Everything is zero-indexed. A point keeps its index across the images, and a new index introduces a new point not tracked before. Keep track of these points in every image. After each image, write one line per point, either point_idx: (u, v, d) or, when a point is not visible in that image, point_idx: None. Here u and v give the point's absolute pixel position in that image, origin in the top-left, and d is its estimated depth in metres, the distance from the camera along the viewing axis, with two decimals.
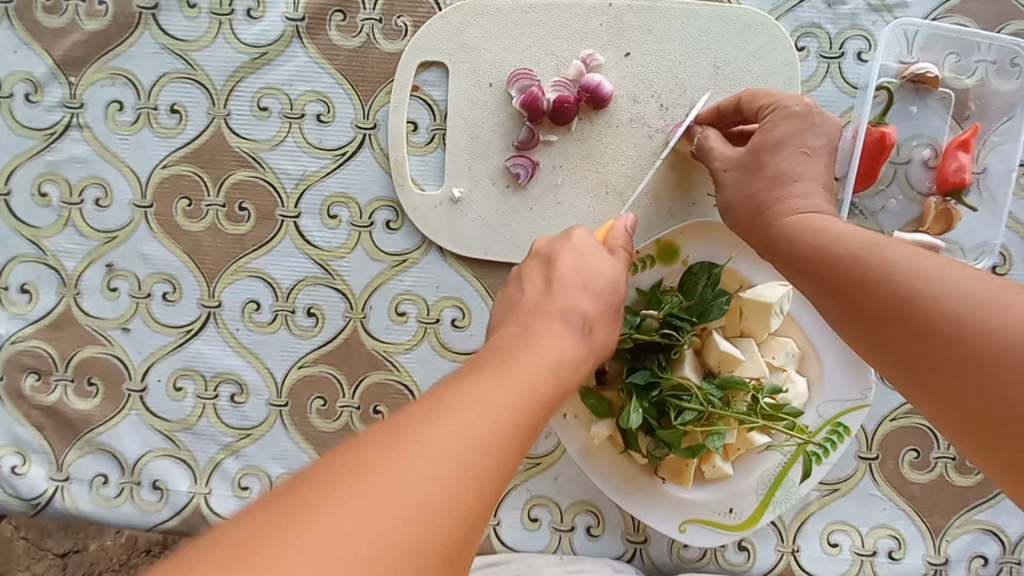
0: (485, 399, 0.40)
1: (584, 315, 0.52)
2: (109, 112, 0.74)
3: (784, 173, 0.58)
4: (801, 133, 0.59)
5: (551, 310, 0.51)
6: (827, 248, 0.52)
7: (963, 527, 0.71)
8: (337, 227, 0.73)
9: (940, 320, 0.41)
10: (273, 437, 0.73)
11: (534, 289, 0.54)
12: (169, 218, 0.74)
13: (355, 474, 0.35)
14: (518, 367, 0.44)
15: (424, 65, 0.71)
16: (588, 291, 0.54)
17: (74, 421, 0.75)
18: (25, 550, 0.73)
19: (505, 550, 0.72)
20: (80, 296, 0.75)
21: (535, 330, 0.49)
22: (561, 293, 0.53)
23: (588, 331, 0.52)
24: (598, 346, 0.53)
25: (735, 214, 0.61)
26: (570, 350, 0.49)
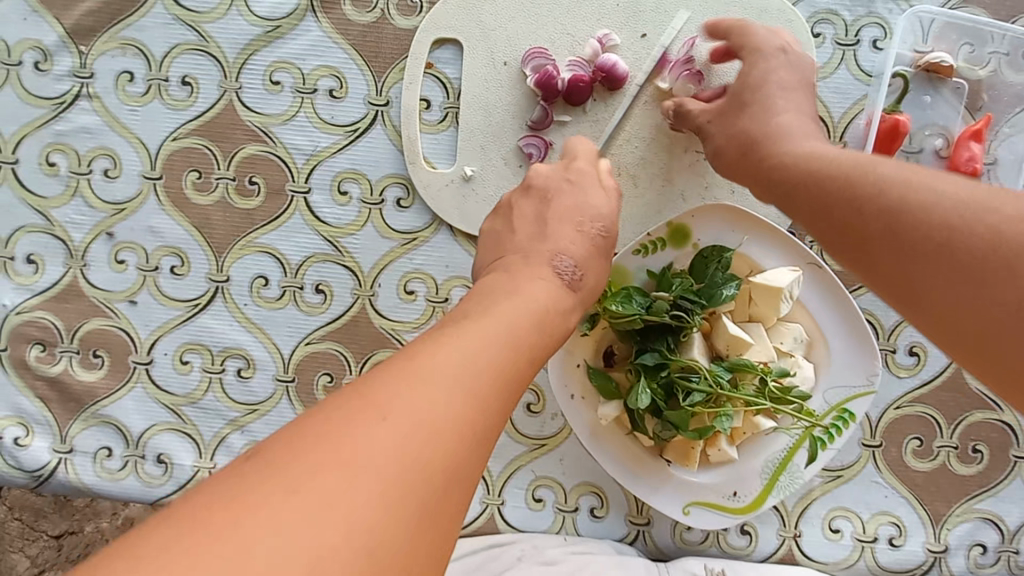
0: (447, 383, 0.38)
1: (576, 260, 0.55)
2: (119, 83, 0.73)
3: (767, 108, 0.59)
4: (773, 70, 0.61)
5: (542, 259, 0.54)
6: (819, 169, 0.51)
7: (963, 515, 0.71)
8: (348, 204, 0.72)
9: (932, 226, 0.41)
10: (279, 414, 0.73)
11: (526, 235, 0.58)
12: (178, 191, 0.73)
13: (363, 406, 0.36)
14: (508, 312, 0.46)
15: (438, 42, 0.71)
16: (583, 229, 0.58)
17: (79, 393, 0.74)
18: (19, 532, 0.75)
19: (509, 530, 0.72)
20: (87, 268, 0.74)
21: (523, 282, 0.51)
22: (554, 235, 0.57)
23: (577, 279, 0.54)
24: (589, 291, 0.55)
25: (724, 157, 0.61)
26: (547, 317, 0.48)
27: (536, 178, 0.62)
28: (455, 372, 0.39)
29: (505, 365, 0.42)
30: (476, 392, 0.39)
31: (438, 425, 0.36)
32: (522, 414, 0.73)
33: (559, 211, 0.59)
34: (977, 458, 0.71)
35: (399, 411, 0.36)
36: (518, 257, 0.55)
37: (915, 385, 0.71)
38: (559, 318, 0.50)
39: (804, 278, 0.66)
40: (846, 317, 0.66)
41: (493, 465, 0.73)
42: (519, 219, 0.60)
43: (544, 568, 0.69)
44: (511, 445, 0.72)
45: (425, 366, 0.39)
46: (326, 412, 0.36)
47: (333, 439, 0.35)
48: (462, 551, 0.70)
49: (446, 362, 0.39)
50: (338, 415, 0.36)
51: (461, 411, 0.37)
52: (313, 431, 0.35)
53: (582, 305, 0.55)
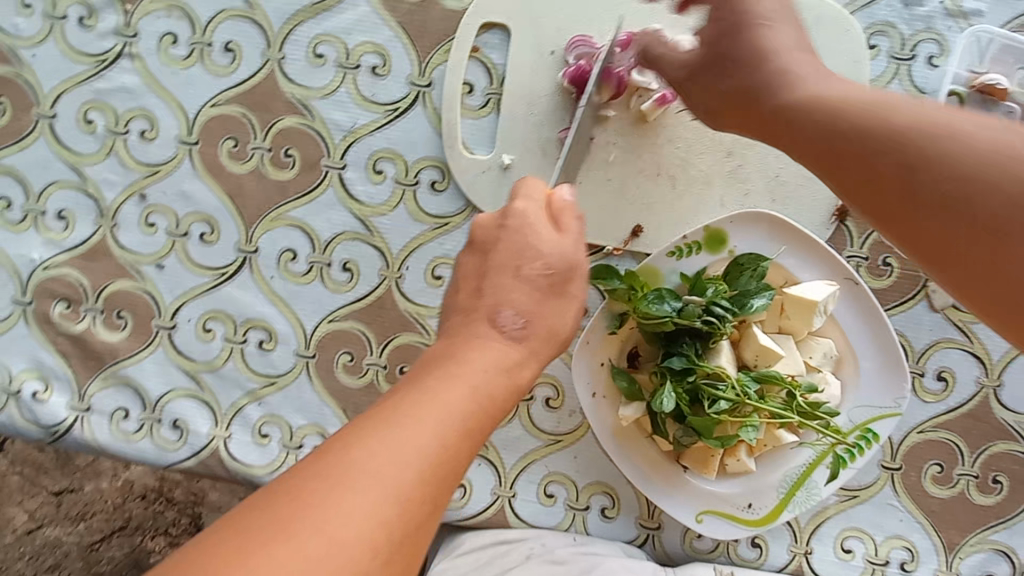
0: (366, 485, 0.35)
1: (519, 310, 0.45)
2: (162, 45, 0.73)
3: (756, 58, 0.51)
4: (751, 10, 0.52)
5: (479, 315, 0.46)
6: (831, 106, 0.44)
7: (977, 545, 0.70)
8: (381, 183, 0.72)
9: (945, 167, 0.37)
10: (297, 388, 0.73)
11: (465, 292, 0.48)
12: (213, 157, 0.73)
13: (268, 520, 0.34)
14: (454, 388, 0.40)
15: (486, 27, 0.70)
16: (520, 275, 0.47)
17: (101, 352, 0.74)
18: (19, 484, 0.85)
19: (519, 524, 0.72)
20: (117, 228, 0.74)
21: (469, 342, 0.44)
22: (492, 287, 0.47)
23: (523, 331, 0.45)
24: (545, 340, 0.46)
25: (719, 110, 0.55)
26: (498, 378, 0.43)
27: (475, 232, 0.51)
28: (374, 472, 0.36)
29: (439, 452, 0.38)
30: (401, 489, 0.36)
31: (355, 534, 0.34)
32: (540, 408, 0.72)
33: (499, 260, 0.48)
34: (996, 489, 0.70)
35: (310, 522, 0.34)
36: (459, 318, 0.47)
37: (940, 410, 0.70)
38: (519, 370, 0.44)
39: (840, 294, 0.65)
40: (879, 337, 0.65)
41: (507, 457, 0.72)
42: (464, 280, 0.50)
43: (552, 568, 0.68)
44: (527, 438, 0.72)
45: (342, 469, 0.36)
46: (239, 519, 0.35)
47: (242, 554, 0.33)
48: (471, 543, 0.70)
49: (367, 457, 0.36)
50: (246, 529, 0.34)
51: (383, 515, 0.35)
52: (218, 546, 0.34)
53: (537, 358, 0.46)
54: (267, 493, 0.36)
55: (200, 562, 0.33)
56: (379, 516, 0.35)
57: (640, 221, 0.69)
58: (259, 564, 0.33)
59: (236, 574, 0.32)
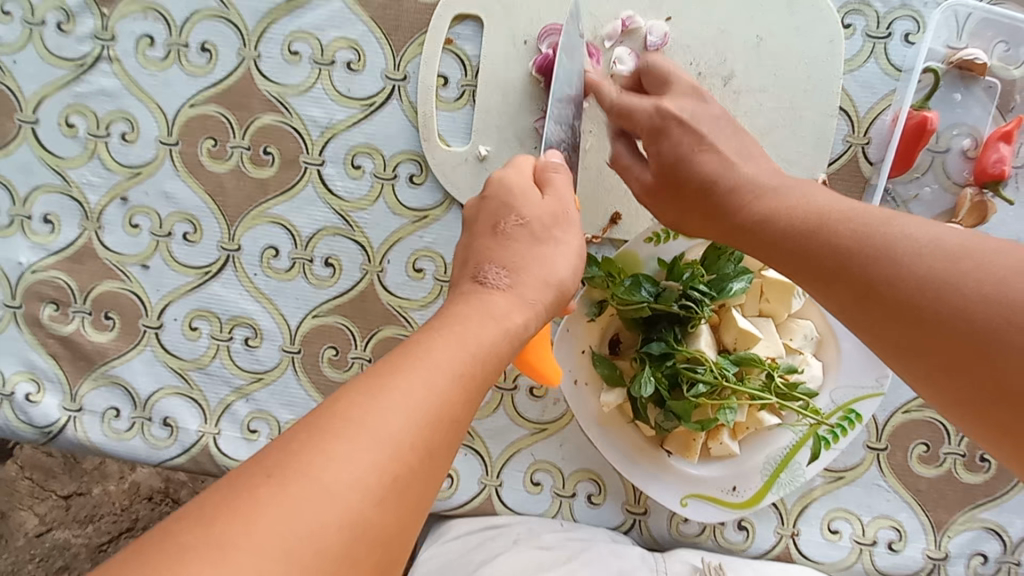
0: (363, 436, 0.34)
1: (504, 264, 0.48)
2: (139, 47, 0.73)
3: (705, 170, 0.54)
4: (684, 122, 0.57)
5: (466, 276, 0.49)
6: (788, 220, 0.47)
7: (965, 524, 0.70)
8: (360, 178, 0.72)
9: (912, 286, 0.38)
10: (284, 384, 0.74)
11: (456, 264, 0.52)
12: (193, 157, 0.73)
13: (255, 472, 0.33)
14: (443, 338, 0.40)
15: (459, 18, 0.70)
16: (501, 229, 0.51)
17: (90, 353, 0.75)
18: (29, 489, 0.86)
19: (506, 511, 0.72)
20: (101, 230, 0.75)
21: (463, 300, 0.46)
22: (477, 252, 0.50)
23: (509, 281, 0.47)
24: (534, 287, 0.48)
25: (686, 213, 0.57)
26: (494, 331, 0.43)
27: (471, 205, 0.55)
28: (373, 425, 0.35)
29: (437, 403, 0.37)
30: (391, 438, 0.35)
31: (351, 489, 0.33)
32: (524, 397, 0.73)
33: (484, 221, 0.52)
34: (983, 467, 0.70)
35: (302, 480, 0.32)
36: (452, 285, 0.50)
37: None
38: (515, 320, 0.45)
39: None
40: None
41: (493, 446, 0.73)
42: (458, 253, 0.53)
43: (539, 552, 0.68)
44: (512, 427, 0.73)
45: (337, 422, 0.34)
46: (221, 486, 0.33)
47: (223, 512, 0.31)
48: (459, 532, 0.71)
49: (355, 404, 0.35)
50: (227, 490, 0.32)
51: (371, 458, 0.34)
52: (204, 502, 0.32)
53: (531, 299, 0.47)
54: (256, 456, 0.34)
55: (176, 526, 0.31)
56: (376, 469, 0.34)
57: (618, 208, 0.70)
58: (240, 515, 0.31)
59: (212, 535, 0.30)
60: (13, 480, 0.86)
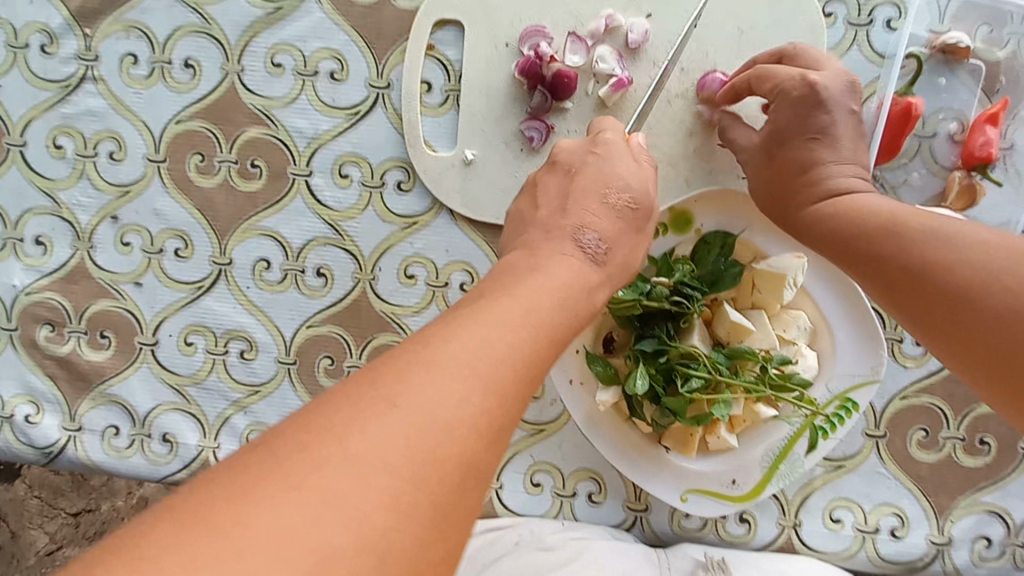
0: (411, 405, 0.34)
1: (601, 234, 0.49)
2: (123, 66, 0.73)
3: (800, 162, 0.59)
4: (812, 115, 0.59)
5: (564, 233, 0.48)
6: (849, 221, 0.54)
7: (968, 508, 0.70)
8: (348, 187, 0.72)
9: (958, 284, 0.44)
10: (281, 396, 0.74)
11: (548, 210, 0.51)
12: (181, 173, 0.74)
13: (335, 421, 0.33)
14: (523, 303, 0.40)
15: (440, 24, 0.70)
16: (606, 201, 0.51)
17: (87, 372, 0.76)
18: (38, 507, 0.81)
19: (507, 513, 0.73)
20: (94, 250, 0.75)
21: (547, 259, 0.46)
22: (576, 211, 0.50)
23: (603, 253, 0.48)
24: (617, 269, 0.50)
25: (758, 196, 0.62)
26: (562, 312, 0.42)
27: (559, 155, 0.56)
28: (421, 396, 0.34)
29: (488, 381, 0.36)
30: (466, 398, 0.35)
31: (392, 458, 0.32)
32: None
33: (584, 185, 0.52)
34: (984, 450, 0.70)
35: (347, 441, 0.32)
36: (539, 233, 0.49)
37: (922, 375, 0.70)
38: (581, 300, 0.44)
39: (808, 265, 0.65)
40: (852, 306, 0.65)
41: None
42: (544, 197, 0.53)
43: (541, 554, 0.68)
44: None
45: (388, 388, 0.34)
46: (273, 437, 0.33)
47: (305, 457, 0.32)
48: None
49: (434, 362, 0.35)
50: (308, 435, 0.33)
51: (449, 417, 0.34)
52: (288, 445, 0.32)
53: (611, 282, 0.49)
54: (307, 409, 0.35)
55: (266, 462, 0.31)
56: (420, 441, 0.33)
57: None
58: (324, 462, 0.31)
59: (298, 476, 0.31)
60: (22, 500, 0.81)
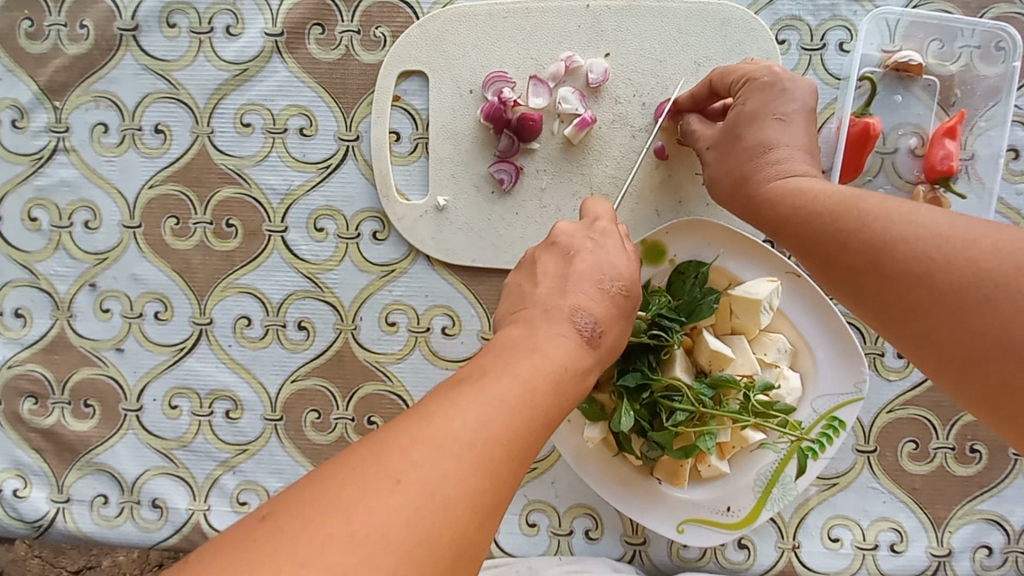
0: (413, 480, 0.34)
1: (597, 318, 0.48)
2: (94, 135, 0.74)
3: (760, 143, 0.58)
4: (774, 100, 0.58)
5: (560, 314, 0.48)
6: (807, 207, 0.52)
7: (965, 517, 0.70)
8: (324, 240, 0.73)
9: (915, 262, 0.41)
10: (269, 452, 0.73)
11: (546, 288, 0.51)
12: (157, 237, 0.74)
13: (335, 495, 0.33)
14: (519, 375, 0.41)
15: (404, 75, 0.71)
16: (603, 290, 0.50)
17: (73, 443, 0.75)
18: (40, 568, 0.74)
19: (504, 555, 0.72)
20: (73, 319, 0.75)
21: (548, 337, 0.45)
22: (573, 296, 0.49)
23: (598, 337, 0.48)
24: (609, 351, 0.49)
25: (719, 188, 0.61)
26: (558, 386, 0.42)
27: (559, 234, 0.55)
28: (420, 471, 0.34)
29: (485, 455, 0.36)
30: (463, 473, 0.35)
31: (390, 540, 0.32)
32: None
33: (583, 269, 0.51)
34: (975, 458, 0.70)
35: (340, 521, 0.32)
36: (537, 312, 0.49)
37: (907, 387, 0.70)
38: (577, 375, 0.45)
39: (783, 288, 0.66)
40: (829, 325, 0.66)
41: None
42: (542, 275, 0.53)
43: None
44: None
45: (388, 464, 0.34)
46: (271, 516, 0.33)
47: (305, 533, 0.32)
48: None
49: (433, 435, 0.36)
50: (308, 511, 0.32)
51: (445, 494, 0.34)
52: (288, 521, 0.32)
53: (602, 364, 0.49)
54: (307, 484, 0.35)
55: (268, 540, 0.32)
56: (423, 516, 0.33)
57: None
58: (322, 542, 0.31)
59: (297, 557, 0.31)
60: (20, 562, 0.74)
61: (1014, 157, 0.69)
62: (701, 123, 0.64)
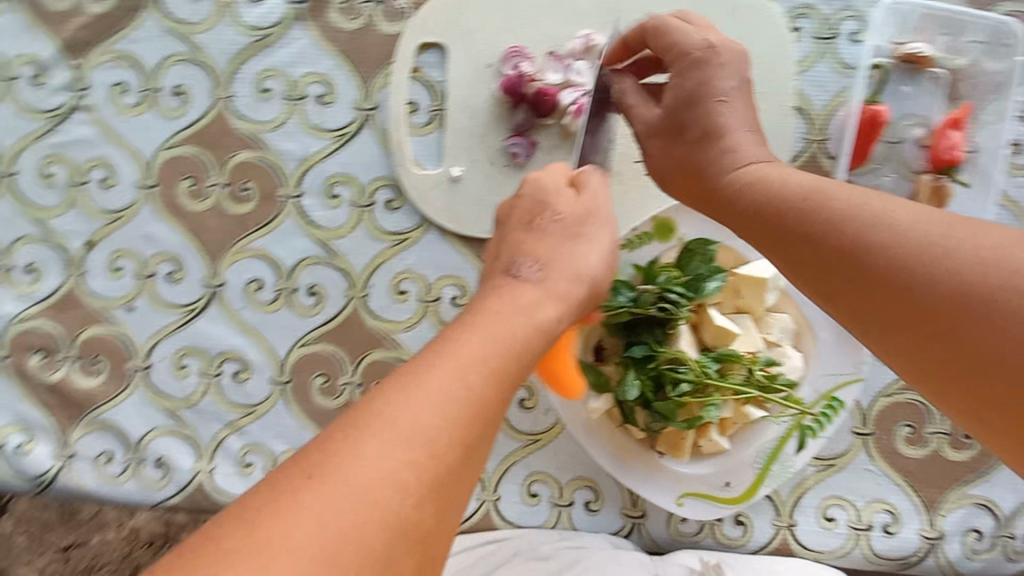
0: (367, 462, 0.33)
1: (541, 257, 0.49)
2: (113, 95, 0.75)
3: (705, 129, 0.54)
4: (710, 81, 0.54)
5: (499, 272, 0.49)
6: (775, 198, 0.47)
7: (957, 501, 0.71)
8: (338, 207, 0.74)
9: (897, 261, 0.36)
10: (275, 415, 0.74)
11: (499, 264, 0.50)
12: (172, 199, 0.75)
13: (301, 473, 0.33)
14: (473, 343, 0.39)
15: (424, 46, 0.72)
16: (555, 225, 0.52)
17: (80, 400, 0.76)
18: (27, 544, 0.73)
19: (505, 526, 0.73)
20: (85, 276, 0.76)
21: (496, 296, 0.45)
22: (513, 244, 0.51)
23: (546, 275, 0.48)
24: (566, 288, 0.48)
25: (670, 179, 0.58)
26: (522, 342, 0.42)
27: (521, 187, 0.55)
28: (379, 454, 0.33)
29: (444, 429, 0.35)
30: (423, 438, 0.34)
31: (350, 515, 0.32)
32: (515, 410, 0.73)
33: (552, 214, 0.52)
34: (968, 444, 0.72)
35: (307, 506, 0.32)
36: (488, 281, 0.48)
37: None
38: (534, 337, 0.43)
39: (787, 267, 0.68)
40: None
41: (488, 462, 0.73)
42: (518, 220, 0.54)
43: (539, 564, 0.69)
44: (504, 440, 0.73)
45: (346, 447, 0.34)
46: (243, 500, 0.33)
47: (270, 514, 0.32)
48: (458, 547, 0.71)
49: (387, 414, 0.35)
50: (272, 501, 0.32)
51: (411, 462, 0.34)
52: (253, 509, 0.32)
53: (566, 297, 0.48)
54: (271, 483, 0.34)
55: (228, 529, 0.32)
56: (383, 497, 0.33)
57: None
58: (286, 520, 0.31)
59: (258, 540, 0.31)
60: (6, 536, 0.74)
61: (1017, 151, 0.71)
62: (648, 108, 0.58)
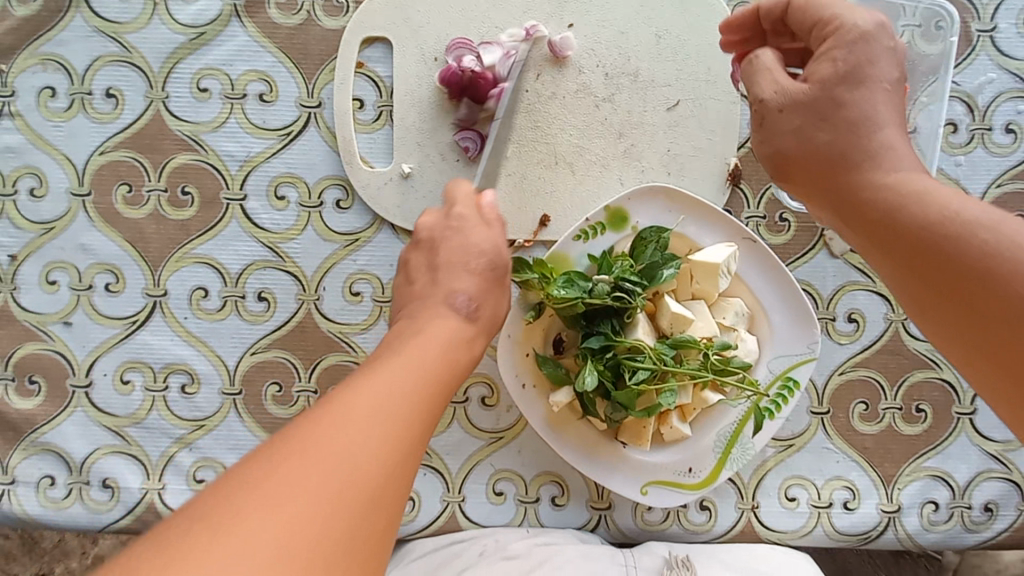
0: (309, 466, 0.36)
1: (470, 294, 0.54)
2: (41, 100, 0.71)
3: (863, 115, 0.47)
4: (872, 63, 0.47)
5: (435, 300, 0.53)
6: (916, 206, 0.42)
7: (913, 474, 0.73)
8: (285, 208, 0.71)
9: None
10: (228, 428, 0.71)
11: (421, 279, 0.57)
12: (108, 206, 0.71)
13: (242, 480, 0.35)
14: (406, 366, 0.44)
15: (368, 41, 0.71)
16: (469, 267, 0.56)
17: (17, 422, 0.71)
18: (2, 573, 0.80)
19: (471, 526, 0.72)
20: (17, 292, 0.72)
21: (426, 321, 0.50)
22: (440, 280, 0.55)
23: (475, 311, 0.53)
24: (489, 320, 0.54)
25: (796, 167, 0.50)
26: (442, 366, 0.46)
27: (422, 230, 0.60)
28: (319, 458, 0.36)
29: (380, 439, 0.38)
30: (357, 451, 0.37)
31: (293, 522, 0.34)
32: (476, 408, 0.72)
33: (447, 253, 0.57)
34: (921, 417, 0.73)
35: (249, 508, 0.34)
36: (416, 301, 0.54)
37: (857, 349, 0.73)
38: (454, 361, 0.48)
39: (740, 252, 0.68)
40: (782, 289, 0.68)
41: (452, 462, 0.72)
42: (415, 272, 0.58)
43: (506, 564, 0.67)
44: (467, 440, 0.72)
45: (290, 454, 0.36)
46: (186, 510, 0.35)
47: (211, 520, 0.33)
48: (424, 551, 0.70)
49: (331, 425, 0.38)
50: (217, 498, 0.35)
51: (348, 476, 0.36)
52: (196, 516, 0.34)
53: (486, 332, 0.54)
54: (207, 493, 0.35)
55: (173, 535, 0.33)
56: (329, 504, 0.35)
57: (546, 211, 0.70)
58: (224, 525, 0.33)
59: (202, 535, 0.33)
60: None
61: (953, 131, 0.73)
62: (786, 77, 0.50)
